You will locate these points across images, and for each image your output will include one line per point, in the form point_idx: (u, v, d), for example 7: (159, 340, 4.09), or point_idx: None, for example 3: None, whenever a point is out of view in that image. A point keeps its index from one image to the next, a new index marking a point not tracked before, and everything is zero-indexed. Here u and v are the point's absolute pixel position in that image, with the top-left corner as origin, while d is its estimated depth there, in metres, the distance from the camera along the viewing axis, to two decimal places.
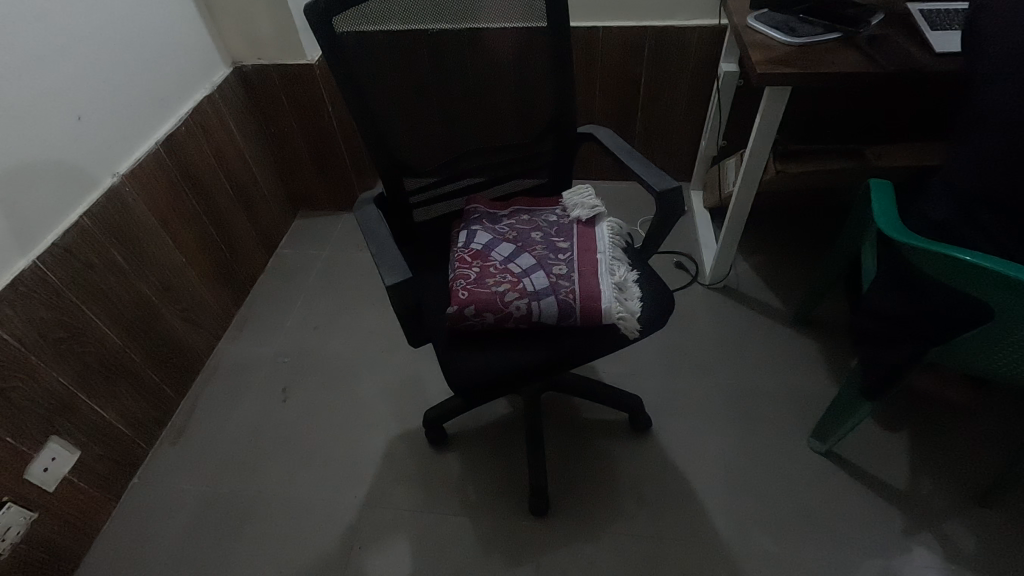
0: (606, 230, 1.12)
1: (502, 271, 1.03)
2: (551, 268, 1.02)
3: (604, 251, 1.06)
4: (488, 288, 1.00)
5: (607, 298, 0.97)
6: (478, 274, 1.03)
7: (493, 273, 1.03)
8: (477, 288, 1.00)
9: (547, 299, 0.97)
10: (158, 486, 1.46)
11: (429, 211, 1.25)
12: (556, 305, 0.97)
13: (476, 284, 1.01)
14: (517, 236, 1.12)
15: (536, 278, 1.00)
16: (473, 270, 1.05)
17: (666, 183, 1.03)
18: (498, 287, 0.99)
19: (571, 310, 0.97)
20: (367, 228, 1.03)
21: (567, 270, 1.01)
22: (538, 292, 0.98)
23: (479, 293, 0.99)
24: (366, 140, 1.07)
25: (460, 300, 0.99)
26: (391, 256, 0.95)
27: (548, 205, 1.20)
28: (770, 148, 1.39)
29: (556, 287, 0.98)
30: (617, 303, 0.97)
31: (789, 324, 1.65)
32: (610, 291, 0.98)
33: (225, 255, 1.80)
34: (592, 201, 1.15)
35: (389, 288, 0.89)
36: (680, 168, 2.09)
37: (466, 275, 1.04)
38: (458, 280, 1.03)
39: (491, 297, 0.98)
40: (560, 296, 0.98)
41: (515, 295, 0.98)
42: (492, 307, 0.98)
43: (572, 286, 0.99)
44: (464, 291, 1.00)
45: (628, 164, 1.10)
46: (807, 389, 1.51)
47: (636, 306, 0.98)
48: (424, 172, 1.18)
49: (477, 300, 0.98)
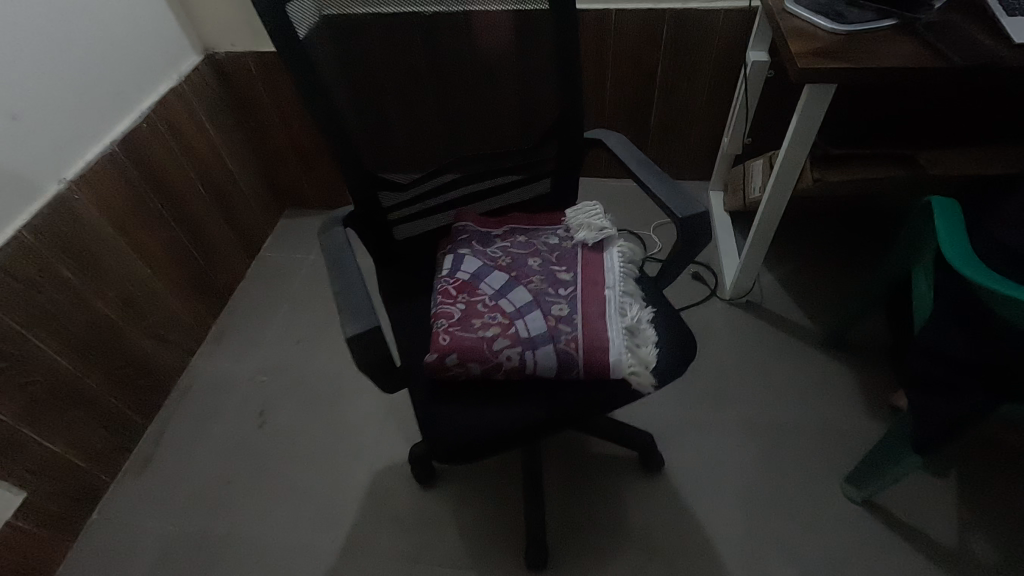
0: (617, 256, 0.95)
1: (491, 310, 0.87)
2: (550, 307, 0.85)
3: (613, 286, 0.89)
4: (474, 332, 0.84)
5: (616, 347, 0.81)
6: (464, 312, 0.88)
7: (481, 313, 0.87)
8: (462, 331, 0.84)
9: (544, 347, 0.81)
10: (120, 523, 1.33)
11: (411, 228, 1.08)
12: (554, 355, 0.81)
13: (460, 327, 0.85)
14: (512, 263, 0.96)
15: (531, 320, 0.84)
16: (459, 308, 0.89)
17: (689, 207, 0.85)
18: (485, 331, 0.84)
19: (572, 361, 0.80)
20: (334, 255, 0.87)
21: (569, 311, 0.85)
22: (533, 338, 0.82)
23: (462, 338, 0.83)
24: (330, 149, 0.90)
25: (441, 346, 0.83)
26: (356, 295, 0.79)
27: (549, 223, 1.03)
28: (807, 153, 1.20)
29: (554, 332, 0.82)
30: (628, 354, 0.81)
31: (820, 347, 1.48)
32: (620, 338, 0.82)
33: (199, 264, 1.65)
34: (600, 222, 0.98)
35: (349, 341, 0.74)
36: (699, 166, 1.90)
37: (450, 313, 0.88)
38: (440, 320, 0.87)
39: (477, 344, 0.82)
40: (560, 344, 0.81)
41: (506, 341, 0.82)
42: (479, 356, 0.82)
43: (574, 332, 0.82)
44: (446, 335, 0.84)
45: (642, 179, 0.92)
46: (840, 423, 1.35)
47: (651, 356, 0.82)
48: (403, 184, 1.00)
49: (462, 348, 0.82)
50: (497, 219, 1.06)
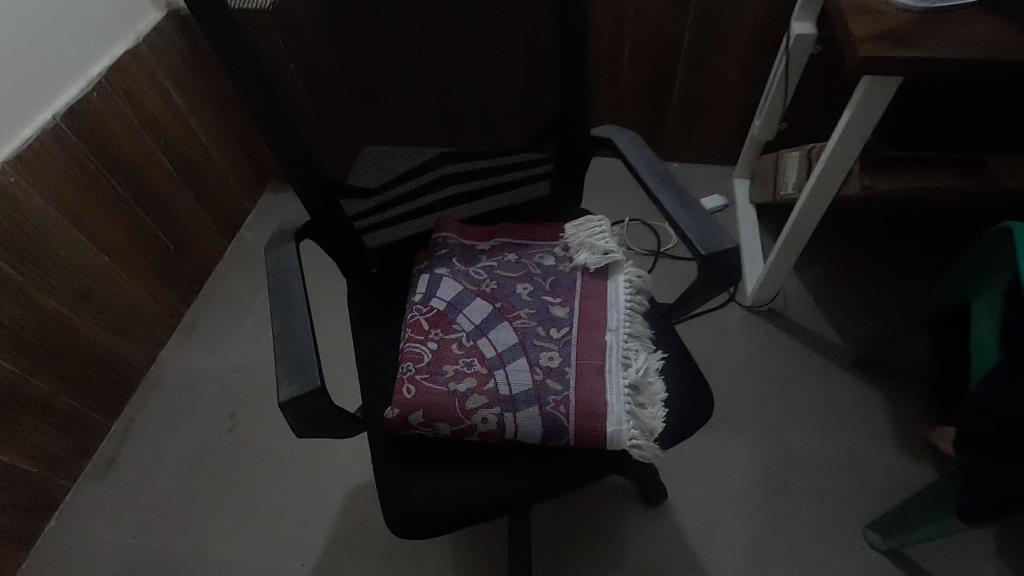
0: (623, 287, 0.79)
1: (467, 355, 0.72)
2: (537, 355, 0.71)
3: (616, 329, 0.74)
4: (445, 384, 0.70)
5: (615, 413, 0.66)
6: (435, 354, 0.73)
7: (455, 357, 0.72)
8: (431, 383, 0.70)
9: (527, 410, 0.67)
10: (78, 532, 1.24)
11: (383, 235, 0.92)
12: (539, 420, 0.67)
13: (429, 375, 0.71)
14: (497, 290, 0.80)
15: (514, 373, 0.69)
16: (429, 347, 0.74)
17: (716, 241, 0.68)
18: (458, 384, 0.69)
19: (561, 428, 0.66)
20: (279, 285, 0.72)
21: (560, 362, 0.70)
22: (514, 397, 0.68)
23: (430, 392, 0.69)
24: (276, 149, 0.74)
25: (404, 400, 0.69)
26: (298, 343, 0.64)
27: (544, 239, 0.87)
28: (856, 155, 1.01)
29: (540, 390, 0.68)
30: (631, 422, 0.66)
31: (849, 368, 1.32)
32: (621, 401, 0.67)
33: (168, 249, 1.50)
34: (605, 243, 0.82)
35: (284, 408, 0.59)
36: (723, 151, 1.70)
37: (419, 354, 0.74)
38: (405, 364, 0.73)
39: (448, 400, 0.68)
40: (546, 406, 0.67)
41: (481, 399, 0.68)
42: (448, 415, 0.68)
43: (564, 391, 0.67)
44: (411, 387, 0.70)
45: (658, 195, 0.75)
46: (865, 457, 1.21)
47: (658, 424, 0.67)
48: (370, 189, 0.84)
49: (428, 404, 0.68)
50: (485, 229, 0.89)
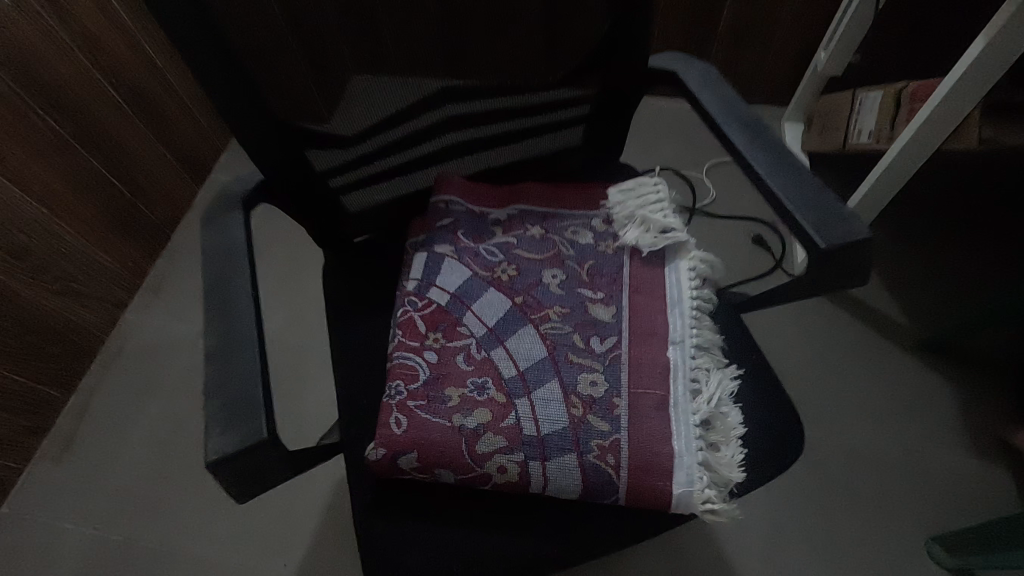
0: (685, 280, 0.59)
1: (479, 374, 0.54)
2: (574, 379, 0.53)
3: (680, 341, 0.56)
4: (448, 416, 0.51)
5: (685, 467, 0.49)
6: (434, 370, 0.54)
7: (462, 377, 0.54)
8: (430, 414, 0.52)
9: (561, 458, 0.50)
10: (32, 520, 1.10)
11: (366, 196, 0.71)
12: (577, 474, 0.49)
13: (427, 402, 0.52)
14: (516, 279, 0.61)
15: (542, 405, 0.52)
16: (426, 360, 0.55)
17: (841, 227, 0.46)
18: (466, 416, 0.51)
19: (607, 485, 0.49)
20: (218, 273, 0.52)
21: (605, 392, 0.52)
22: (544, 440, 0.50)
23: (427, 429, 0.51)
24: (205, 80, 0.52)
25: (392, 437, 0.51)
26: (240, 369, 0.45)
27: (579, 208, 0.66)
28: (977, 99, 0.79)
29: (578, 431, 0.50)
30: (705, 478, 0.49)
31: (913, 353, 1.14)
32: (692, 449, 0.50)
33: (123, 196, 1.28)
34: (663, 218, 0.62)
35: (213, 470, 0.41)
36: (774, 91, 1.45)
37: (412, 369, 0.55)
38: (394, 384, 0.54)
39: (453, 441, 0.50)
40: (587, 454, 0.50)
41: (499, 441, 0.50)
42: (453, 461, 0.50)
43: (613, 434, 0.50)
44: (401, 418, 0.51)
45: (750, 156, 0.52)
46: (930, 456, 1.05)
47: (738, 478, 0.50)
48: (347, 137, 0.62)
49: (426, 446, 0.50)
50: (500, 191, 0.68)
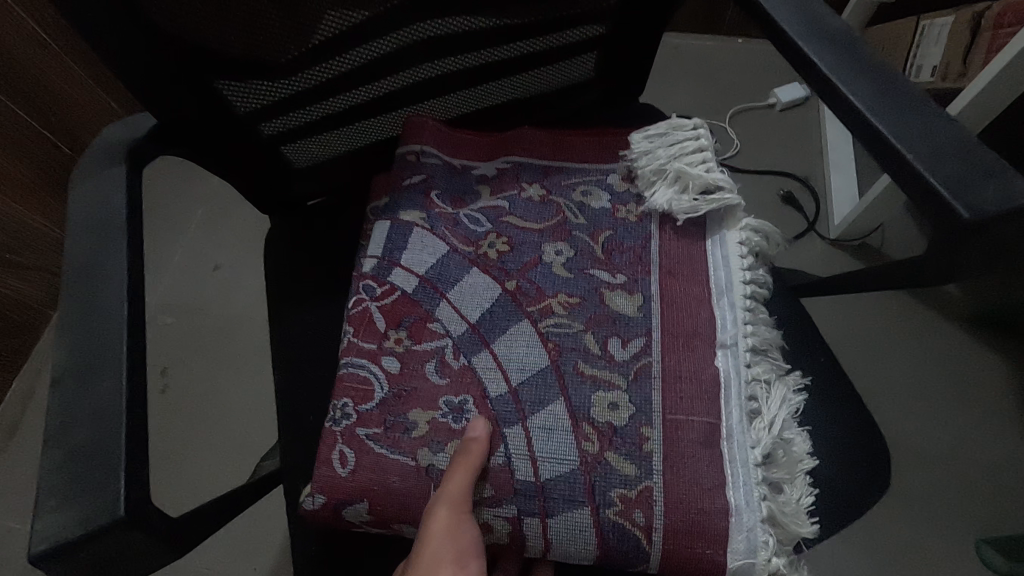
0: (734, 260, 0.46)
1: (458, 391, 0.41)
2: (586, 401, 0.41)
3: (730, 345, 0.43)
4: (412, 452, 0.39)
5: (744, 529, 0.37)
6: (396, 386, 0.42)
7: (434, 396, 0.41)
8: (386, 448, 0.40)
9: (569, 515, 0.38)
10: None
11: (315, 148, 0.54)
12: (592, 536, 0.38)
13: (383, 432, 0.40)
14: (508, 258, 0.46)
15: (543, 438, 0.40)
16: (384, 370, 0.42)
17: (988, 189, 0.31)
18: (435, 453, 0.39)
19: (633, 553, 0.38)
20: (82, 256, 0.37)
21: (630, 419, 0.40)
22: (545, 488, 0.38)
23: (384, 472, 0.39)
24: None
25: (333, 481, 0.39)
26: (95, 405, 0.31)
27: (590, 160, 0.51)
28: None
29: (593, 476, 0.38)
30: (772, 542, 0.37)
31: (965, 328, 1.01)
32: (752, 503, 0.38)
33: (60, 151, 1.10)
34: (705, 173, 0.47)
35: (40, 567, 0.27)
36: None
37: (365, 382, 0.42)
38: (339, 403, 0.41)
39: (420, 488, 0.39)
40: (605, 510, 0.38)
41: (483, 490, 0.38)
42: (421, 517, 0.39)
43: (641, 482, 0.38)
44: (348, 452, 0.40)
45: (844, 82, 0.36)
46: (982, 444, 0.93)
47: (810, 534, 0.39)
48: (278, 70, 0.46)
49: (382, 494, 0.39)
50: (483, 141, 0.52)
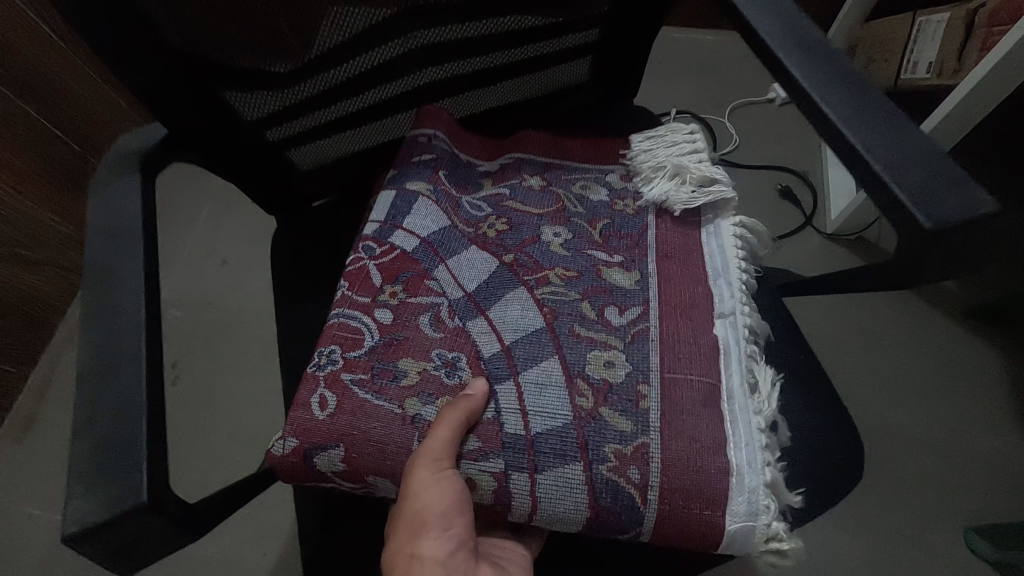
0: (730, 249, 0.49)
1: (449, 347, 0.43)
2: (580, 361, 0.42)
3: (728, 314, 0.45)
4: (399, 399, 0.40)
5: (746, 492, 0.38)
6: (387, 334, 0.43)
7: (427, 348, 0.43)
8: (371, 394, 0.40)
9: (564, 470, 0.39)
10: None
11: (320, 149, 0.57)
12: (584, 493, 0.39)
13: (369, 378, 0.41)
14: (508, 235, 0.50)
15: (534, 391, 0.41)
16: (376, 320, 0.44)
17: (951, 198, 0.32)
18: (424, 404, 0.40)
19: (627, 512, 0.38)
20: (101, 260, 0.39)
21: (626, 377, 0.42)
22: (535, 442, 0.39)
23: (365, 417, 0.39)
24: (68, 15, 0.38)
25: (308, 425, 0.40)
26: (119, 400, 0.33)
27: (591, 159, 0.55)
28: None
29: (587, 430, 0.40)
30: (773, 507, 0.39)
31: (959, 322, 1.02)
32: (755, 466, 0.39)
33: (69, 148, 1.13)
34: (702, 168, 0.50)
35: (73, 546, 0.29)
36: None
37: (356, 332, 0.43)
38: (327, 350, 0.42)
39: (403, 435, 0.39)
40: (598, 465, 0.39)
41: (469, 442, 0.39)
42: (398, 470, 0.39)
43: (636, 438, 0.39)
44: (330, 396, 0.40)
45: (820, 93, 0.38)
46: (975, 436, 0.94)
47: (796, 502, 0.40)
48: (282, 78, 0.48)
49: (360, 439, 0.39)
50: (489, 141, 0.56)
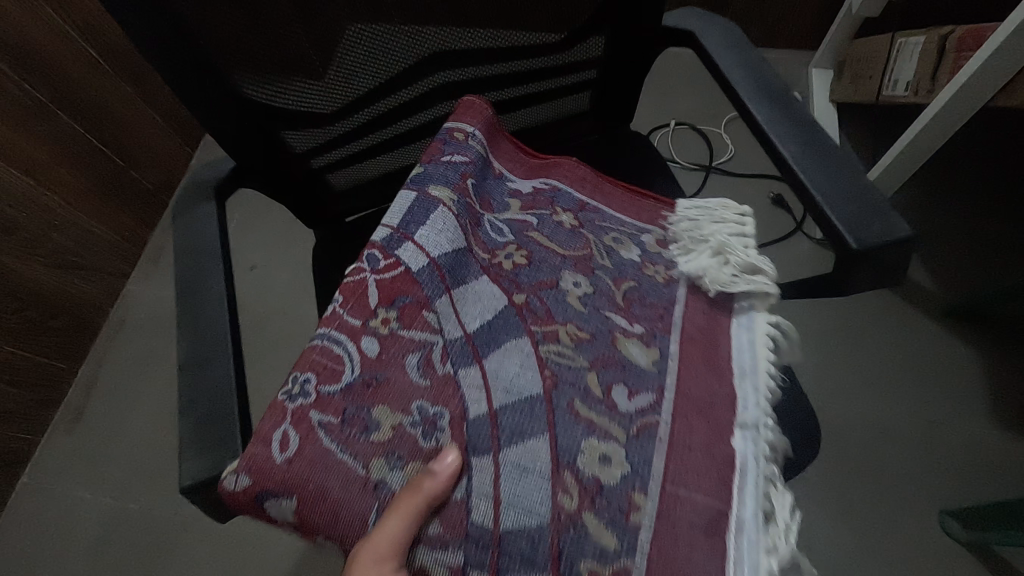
0: (760, 347, 0.51)
1: (428, 402, 0.42)
2: (573, 448, 0.42)
3: (750, 426, 0.47)
4: (365, 459, 0.39)
5: None
6: (368, 372, 0.43)
7: (408, 398, 0.42)
8: (337, 445, 0.39)
9: None
10: (50, 488, 1.13)
11: (353, 172, 0.65)
12: None
13: (338, 424, 0.40)
14: (523, 270, 0.52)
15: (513, 477, 0.40)
16: (360, 350, 0.43)
17: (875, 225, 0.41)
18: (390, 468, 0.40)
19: None
20: (189, 273, 0.48)
21: (622, 480, 0.42)
22: (501, 540, 0.39)
23: (324, 471, 0.38)
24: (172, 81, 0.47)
25: (264, 465, 0.38)
26: (216, 385, 0.42)
27: (632, 217, 0.61)
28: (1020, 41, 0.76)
29: (564, 537, 0.39)
30: None
31: (939, 321, 1.09)
32: None
33: (113, 163, 1.22)
34: (747, 255, 0.54)
35: (189, 495, 0.39)
36: (803, 34, 1.33)
37: (337, 360, 0.43)
38: (302, 377, 0.42)
39: (362, 498, 0.38)
40: None
41: (432, 526, 0.39)
42: (345, 537, 0.39)
43: (618, 556, 0.39)
44: (293, 436, 0.39)
45: (774, 135, 0.46)
46: (953, 427, 1.02)
47: None
48: (327, 118, 0.57)
49: (314, 495, 0.38)
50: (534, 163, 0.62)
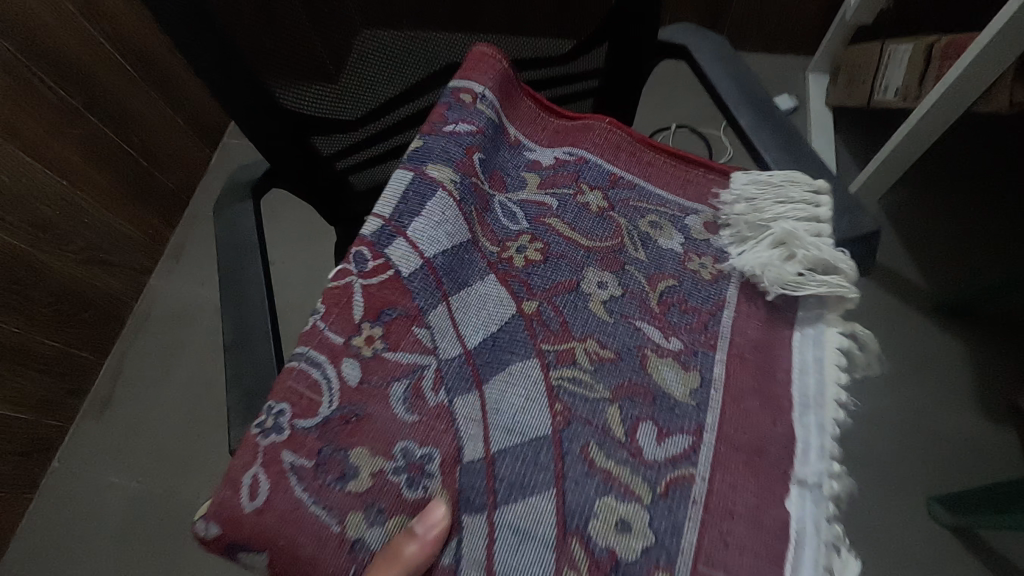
0: (828, 366, 0.51)
1: (412, 441, 0.44)
2: (583, 506, 0.44)
3: (812, 485, 0.46)
4: (343, 515, 0.42)
5: None
6: (346, 407, 0.44)
7: (393, 439, 0.44)
8: (310, 495, 0.41)
9: None
10: (80, 473, 1.19)
11: (372, 174, 0.72)
12: None
13: (313, 468, 0.42)
14: (537, 270, 0.55)
15: (511, 540, 0.42)
16: (340, 374, 0.45)
17: (844, 222, 0.53)
18: (368, 525, 0.42)
19: None
20: (231, 264, 0.54)
21: (643, 552, 0.43)
22: None
23: (295, 528, 0.40)
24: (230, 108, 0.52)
25: (234, 515, 0.40)
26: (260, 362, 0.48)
27: (679, 193, 0.61)
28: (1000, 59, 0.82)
29: None
30: None
31: (931, 317, 1.14)
32: None
33: (138, 164, 1.28)
34: (820, 250, 0.51)
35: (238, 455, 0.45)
36: (801, 40, 1.37)
37: (313, 389, 0.44)
38: (275, 409, 0.43)
39: (338, 556, 0.41)
40: None
41: None
42: None
43: None
44: (262, 482, 0.41)
45: (760, 144, 0.56)
46: (942, 418, 1.06)
47: None
48: (353, 122, 0.62)
49: (286, 551, 0.40)
50: (564, 125, 0.63)
